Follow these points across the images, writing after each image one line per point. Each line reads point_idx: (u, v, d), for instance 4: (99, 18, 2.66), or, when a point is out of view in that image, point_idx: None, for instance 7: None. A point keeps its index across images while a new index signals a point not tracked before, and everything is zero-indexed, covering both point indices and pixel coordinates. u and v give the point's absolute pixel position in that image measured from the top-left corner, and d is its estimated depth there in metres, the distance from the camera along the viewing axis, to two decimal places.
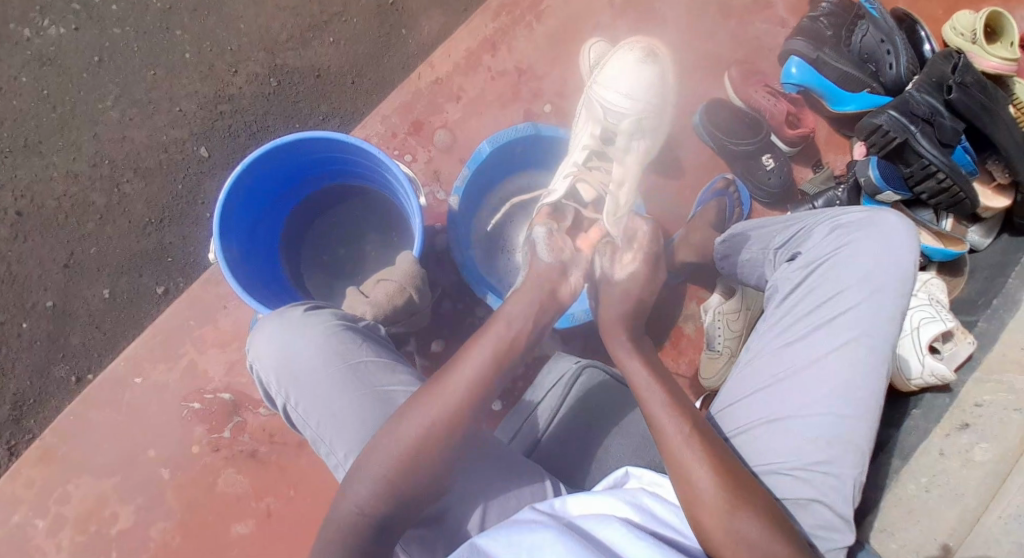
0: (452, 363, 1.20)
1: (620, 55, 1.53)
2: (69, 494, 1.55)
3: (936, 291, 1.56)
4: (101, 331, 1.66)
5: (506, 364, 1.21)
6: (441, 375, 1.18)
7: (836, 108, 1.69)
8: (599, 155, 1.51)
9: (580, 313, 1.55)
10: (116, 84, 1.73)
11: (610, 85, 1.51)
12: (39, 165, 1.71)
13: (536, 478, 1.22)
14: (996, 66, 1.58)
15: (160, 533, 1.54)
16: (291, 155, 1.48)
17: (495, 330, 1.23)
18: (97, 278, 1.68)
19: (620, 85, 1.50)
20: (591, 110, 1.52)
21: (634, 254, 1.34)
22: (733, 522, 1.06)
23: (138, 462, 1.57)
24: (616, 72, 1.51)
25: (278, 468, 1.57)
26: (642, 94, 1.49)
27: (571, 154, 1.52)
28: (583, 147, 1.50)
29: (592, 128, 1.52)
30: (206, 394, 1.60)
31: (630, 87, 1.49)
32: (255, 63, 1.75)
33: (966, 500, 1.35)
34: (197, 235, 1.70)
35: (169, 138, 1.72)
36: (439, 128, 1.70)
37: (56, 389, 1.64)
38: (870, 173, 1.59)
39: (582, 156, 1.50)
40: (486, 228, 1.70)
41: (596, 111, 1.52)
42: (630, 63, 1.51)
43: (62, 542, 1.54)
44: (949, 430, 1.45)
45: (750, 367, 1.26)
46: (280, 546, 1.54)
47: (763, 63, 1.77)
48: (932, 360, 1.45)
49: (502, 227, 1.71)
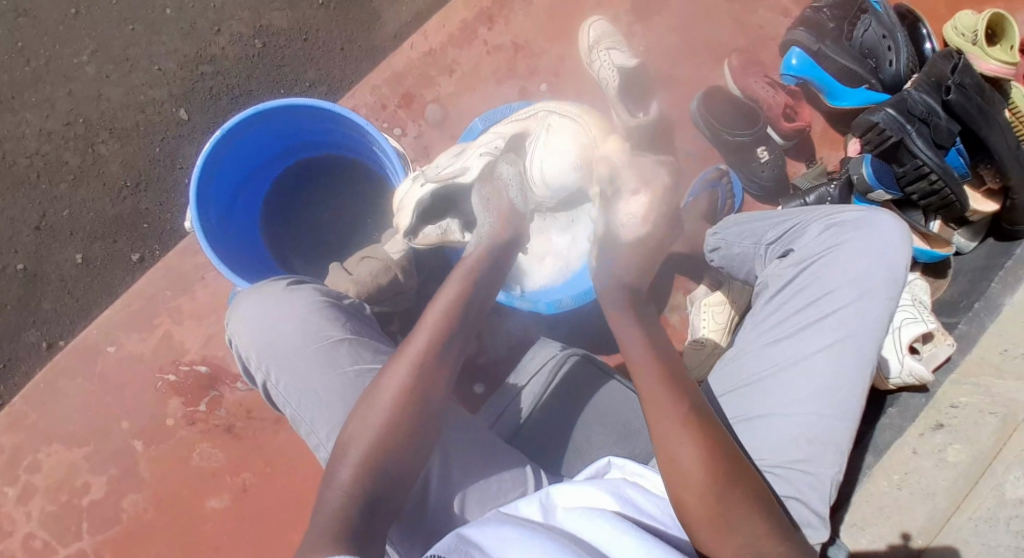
0: (406, 345, 1.15)
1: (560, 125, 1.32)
2: (39, 462, 1.53)
3: (919, 292, 1.57)
4: (73, 297, 1.61)
5: (471, 323, 1.19)
6: (398, 355, 1.14)
7: (832, 102, 1.66)
8: (492, 165, 1.32)
9: (522, 303, 1.53)
10: (92, 39, 1.65)
11: (548, 158, 1.29)
12: (13, 121, 1.64)
13: (518, 465, 1.23)
14: (994, 69, 1.57)
15: (132, 505, 1.52)
16: (274, 121, 1.45)
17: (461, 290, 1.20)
18: (70, 242, 1.62)
19: (550, 159, 1.29)
20: (512, 148, 1.35)
21: (644, 203, 1.24)
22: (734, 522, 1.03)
23: (111, 432, 1.54)
24: (558, 140, 1.29)
25: (255, 442, 1.55)
26: (580, 180, 1.30)
27: (473, 151, 1.36)
28: (480, 154, 1.34)
29: (498, 142, 1.35)
30: (181, 365, 1.56)
31: (556, 167, 1.29)
32: (239, 23, 1.67)
33: (936, 499, 1.37)
34: (176, 202, 1.64)
35: (147, 99, 1.65)
36: (430, 102, 1.67)
37: (27, 353, 1.59)
38: (863, 170, 1.57)
39: (477, 162, 1.33)
40: (546, 265, 1.57)
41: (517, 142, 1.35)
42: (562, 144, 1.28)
43: (33, 510, 1.51)
44: (924, 430, 1.48)
45: (737, 363, 1.28)
46: (256, 523, 1.52)
47: (764, 53, 1.74)
48: (911, 360, 1.45)
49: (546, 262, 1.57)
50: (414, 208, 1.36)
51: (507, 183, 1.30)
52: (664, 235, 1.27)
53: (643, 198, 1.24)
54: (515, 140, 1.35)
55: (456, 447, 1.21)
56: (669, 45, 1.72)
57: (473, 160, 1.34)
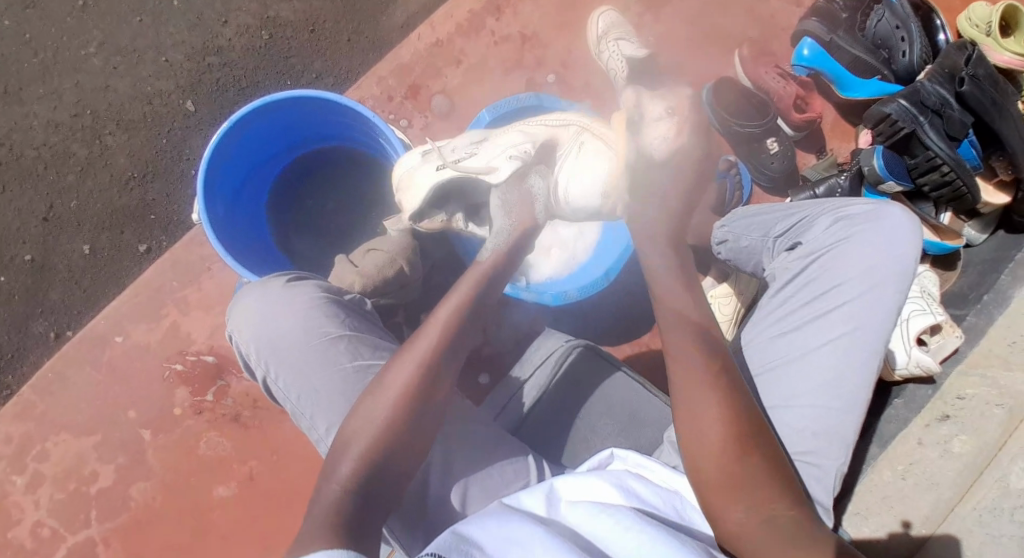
0: (411, 337, 1.16)
1: (593, 146, 1.26)
2: (48, 451, 1.54)
3: (928, 283, 1.55)
4: (81, 287, 1.62)
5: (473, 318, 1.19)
6: (405, 348, 1.14)
7: (844, 94, 1.63)
8: (522, 172, 1.27)
9: (529, 294, 1.50)
10: (100, 30, 1.65)
11: (575, 177, 1.24)
12: (20, 112, 1.64)
13: (520, 456, 1.23)
14: (1007, 60, 1.54)
15: (139, 494, 1.53)
16: (280, 113, 1.44)
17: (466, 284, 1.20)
18: (78, 233, 1.63)
19: (581, 181, 1.23)
20: (541, 156, 1.30)
21: (677, 157, 1.17)
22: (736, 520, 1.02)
23: (119, 422, 1.55)
24: (595, 162, 1.23)
25: (261, 432, 1.55)
26: (604, 208, 1.24)
27: (503, 151, 1.30)
28: (510, 157, 1.28)
29: (529, 146, 1.30)
30: (188, 356, 1.57)
31: (587, 197, 1.23)
32: (246, 14, 1.66)
33: (941, 489, 1.37)
34: (183, 193, 1.65)
35: (154, 90, 1.65)
36: (437, 93, 1.66)
37: (34, 344, 1.60)
38: (874, 162, 1.54)
39: (506, 164, 1.27)
40: (558, 257, 1.58)
41: (549, 154, 1.30)
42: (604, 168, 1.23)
43: (41, 499, 1.53)
44: (930, 421, 1.46)
45: (743, 356, 1.27)
46: (262, 512, 1.54)
47: (775, 43, 1.72)
48: (919, 352, 1.43)
49: (557, 255, 1.58)
50: (429, 191, 1.31)
51: (527, 195, 1.27)
52: (696, 149, 1.19)
53: (670, 117, 1.17)
54: (545, 150, 1.30)
55: (460, 440, 1.21)
56: (678, 35, 1.70)
57: (504, 162, 1.27)
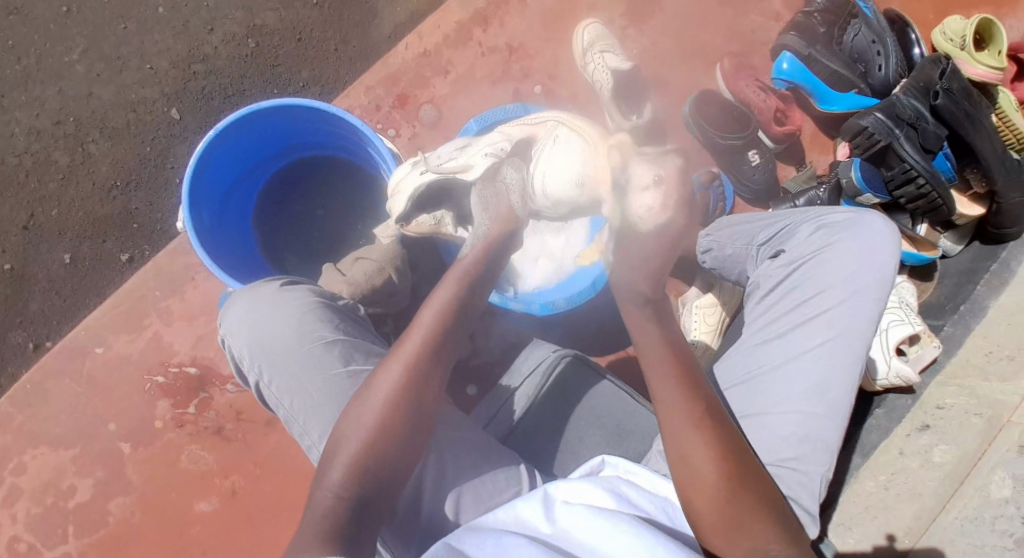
0: (402, 341, 1.15)
1: (568, 139, 1.27)
2: (25, 465, 1.51)
3: (906, 293, 1.59)
4: (60, 298, 1.59)
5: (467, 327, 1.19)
6: (396, 352, 1.14)
7: (823, 107, 1.69)
8: (493, 168, 1.33)
9: (517, 304, 1.52)
10: (84, 37, 1.63)
11: (553, 168, 1.26)
12: (0, 119, 1.62)
13: (512, 464, 1.22)
14: (981, 74, 1.58)
15: (119, 509, 1.50)
16: (267, 120, 1.43)
17: (463, 292, 1.20)
18: (58, 243, 1.60)
19: (557, 173, 1.25)
20: (517, 153, 1.34)
21: (658, 196, 1.14)
22: (736, 528, 1.03)
23: (98, 435, 1.52)
24: (567, 153, 1.25)
25: (244, 446, 1.53)
26: (582, 199, 1.25)
27: (481, 150, 1.35)
28: (486, 154, 1.33)
29: (505, 144, 1.34)
30: (171, 367, 1.55)
31: (559, 185, 1.25)
32: (232, 22, 1.66)
33: (923, 499, 1.37)
34: (166, 202, 1.63)
35: (138, 98, 1.64)
36: (425, 103, 1.67)
37: (13, 355, 1.57)
38: (852, 174, 1.61)
39: (483, 162, 1.32)
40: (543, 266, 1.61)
41: (523, 148, 1.34)
42: (568, 154, 1.25)
43: (18, 514, 1.49)
44: (910, 431, 1.50)
45: (730, 362, 1.28)
46: (245, 527, 1.51)
47: (756, 57, 1.76)
48: (898, 361, 1.46)
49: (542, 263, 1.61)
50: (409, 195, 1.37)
51: (504, 190, 1.29)
52: (682, 217, 1.16)
53: (658, 187, 1.14)
54: (524, 147, 1.34)
55: (453, 450, 1.21)
56: (662, 49, 1.73)
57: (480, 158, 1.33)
